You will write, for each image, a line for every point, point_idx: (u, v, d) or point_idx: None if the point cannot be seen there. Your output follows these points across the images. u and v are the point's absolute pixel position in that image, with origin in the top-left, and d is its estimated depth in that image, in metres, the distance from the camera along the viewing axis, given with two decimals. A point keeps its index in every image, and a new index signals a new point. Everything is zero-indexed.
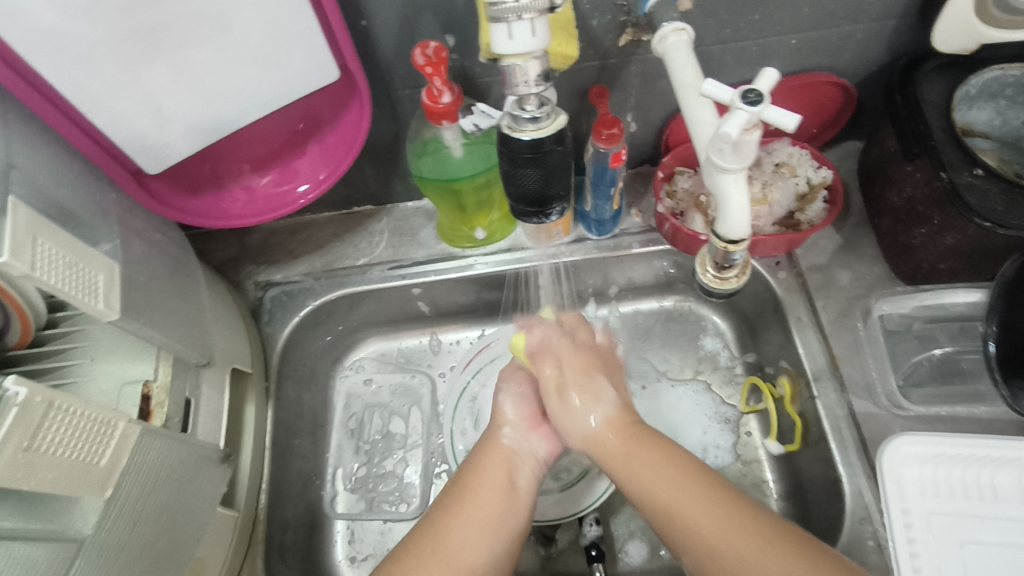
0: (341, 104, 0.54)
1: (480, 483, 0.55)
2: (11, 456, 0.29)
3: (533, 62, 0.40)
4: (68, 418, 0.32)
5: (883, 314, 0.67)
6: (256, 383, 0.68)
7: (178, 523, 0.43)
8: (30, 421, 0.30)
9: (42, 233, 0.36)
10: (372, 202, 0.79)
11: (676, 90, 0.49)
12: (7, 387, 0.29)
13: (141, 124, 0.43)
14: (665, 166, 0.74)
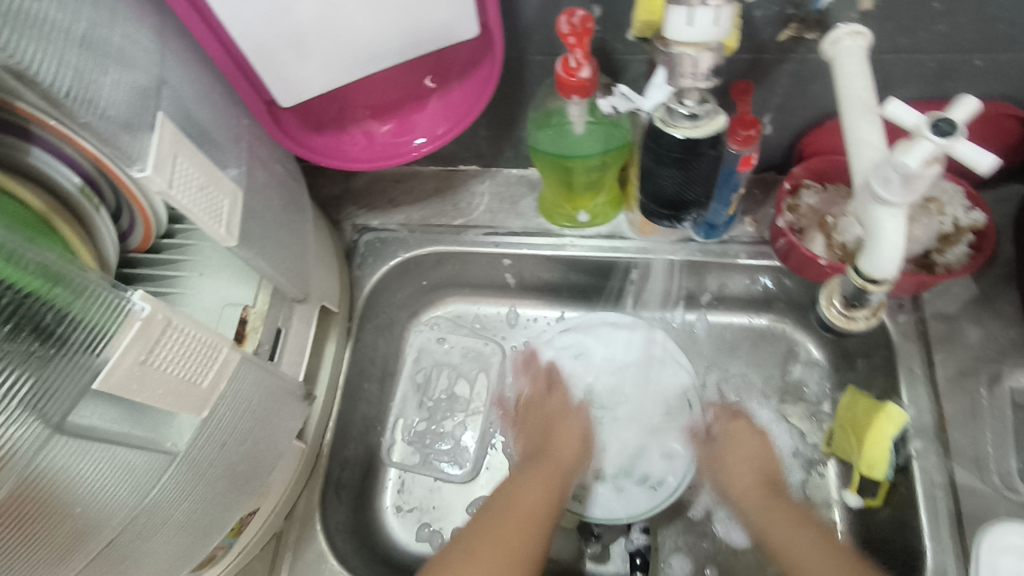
0: (472, 62, 0.53)
1: (522, 510, 0.61)
2: (130, 367, 0.31)
3: (707, 52, 0.37)
4: (181, 335, 0.33)
5: (1016, 387, 0.61)
6: (340, 322, 0.70)
7: (249, 455, 0.45)
8: (149, 333, 0.31)
9: (179, 153, 0.37)
10: (478, 163, 0.78)
11: (839, 102, 0.44)
12: (135, 302, 0.31)
13: (281, 56, 0.43)
14: (794, 176, 0.68)
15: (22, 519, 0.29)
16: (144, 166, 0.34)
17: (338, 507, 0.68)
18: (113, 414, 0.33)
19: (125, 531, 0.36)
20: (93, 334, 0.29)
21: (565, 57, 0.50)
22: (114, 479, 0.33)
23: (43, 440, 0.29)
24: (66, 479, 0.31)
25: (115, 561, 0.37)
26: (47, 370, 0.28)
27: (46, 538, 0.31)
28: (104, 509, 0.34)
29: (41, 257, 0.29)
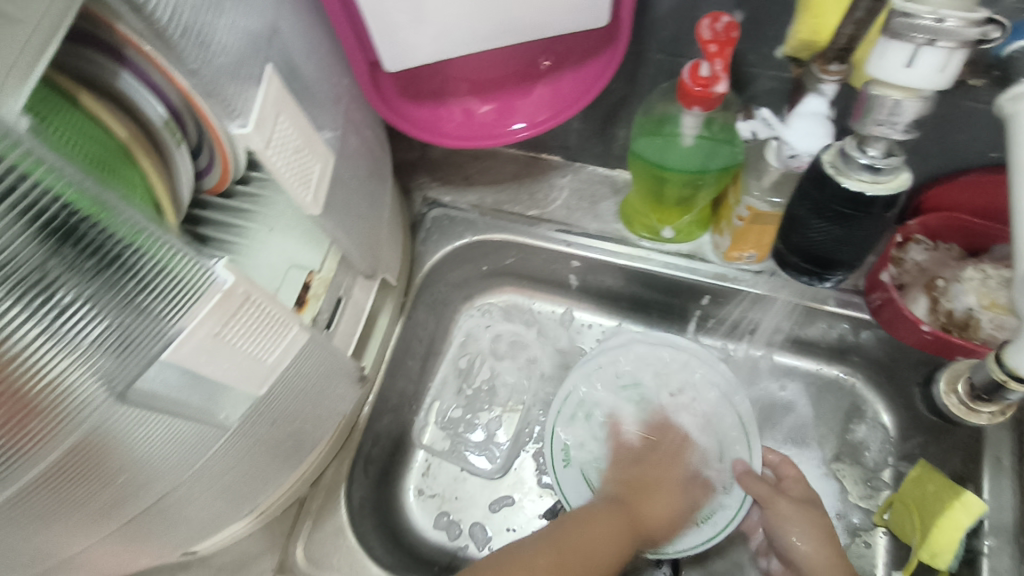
0: (592, 51, 0.48)
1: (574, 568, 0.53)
2: (203, 338, 0.30)
3: (917, 99, 0.33)
4: (258, 310, 0.33)
5: None
6: (396, 296, 0.67)
7: (289, 433, 0.43)
8: (227, 308, 0.30)
9: (281, 111, 0.34)
10: (563, 154, 0.74)
11: (1008, 167, 0.38)
12: (218, 272, 0.30)
13: (398, 18, 0.40)
14: (907, 230, 0.61)
15: (75, 470, 0.30)
16: (246, 122, 0.31)
17: (363, 482, 0.66)
18: (190, 395, 0.32)
19: (166, 489, 0.37)
20: (172, 304, 0.29)
21: (697, 64, 0.46)
22: (167, 443, 0.33)
23: (111, 401, 0.29)
24: (125, 440, 0.31)
25: (149, 512, 0.38)
26: (123, 327, 0.28)
27: (95, 487, 0.32)
28: (153, 470, 0.34)
29: (137, 215, 0.28)
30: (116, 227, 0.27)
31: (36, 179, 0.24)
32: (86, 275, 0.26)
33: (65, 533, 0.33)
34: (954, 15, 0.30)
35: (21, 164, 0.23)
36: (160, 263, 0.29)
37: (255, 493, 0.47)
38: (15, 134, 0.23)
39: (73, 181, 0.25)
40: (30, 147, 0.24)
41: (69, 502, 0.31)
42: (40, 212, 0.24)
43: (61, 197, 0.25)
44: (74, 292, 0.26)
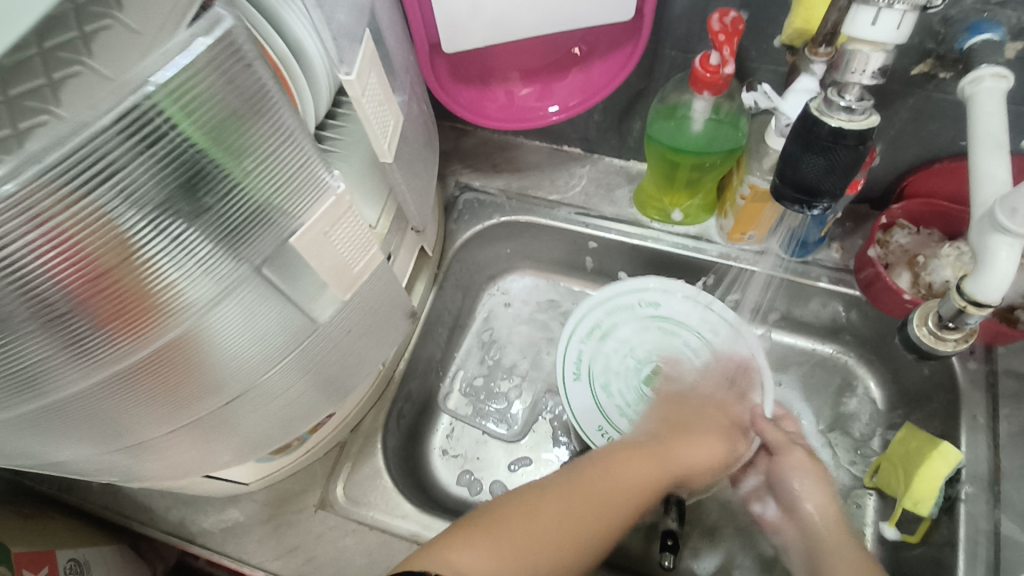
0: (617, 42, 0.56)
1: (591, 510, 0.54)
2: (314, 235, 0.38)
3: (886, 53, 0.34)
4: (354, 223, 0.41)
5: None
6: (430, 266, 0.74)
7: (345, 353, 0.50)
8: (335, 211, 0.39)
9: (372, 69, 0.41)
10: (583, 146, 0.82)
11: (969, 138, 0.46)
12: (334, 181, 0.38)
13: (460, 5, 0.48)
14: (891, 213, 0.69)
15: (163, 360, 0.37)
16: (351, 71, 0.38)
17: (395, 433, 0.72)
18: (272, 291, 0.39)
19: (236, 394, 0.44)
20: (294, 204, 0.37)
21: (707, 54, 0.54)
22: (249, 342, 0.41)
23: (199, 308, 0.36)
24: (206, 343, 0.38)
25: (221, 413, 0.45)
26: (217, 249, 0.35)
27: (178, 379, 0.39)
28: (226, 373, 0.41)
29: (250, 147, 0.34)
30: (232, 168, 0.33)
31: (176, 126, 0.30)
32: (195, 209, 0.33)
33: (153, 413, 0.41)
34: None
35: (169, 115, 0.29)
36: (256, 200, 0.35)
37: (309, 416, 0.53)
38: (225, 47, 0.30)
39: (203, 128, 0.31)
40: (207, 77, 0.30)
41: (157, 386, 0.39)
42: (177, 152, 0.30)
43: (194, 141, 0.31)
44: (184, 220, 0.32)
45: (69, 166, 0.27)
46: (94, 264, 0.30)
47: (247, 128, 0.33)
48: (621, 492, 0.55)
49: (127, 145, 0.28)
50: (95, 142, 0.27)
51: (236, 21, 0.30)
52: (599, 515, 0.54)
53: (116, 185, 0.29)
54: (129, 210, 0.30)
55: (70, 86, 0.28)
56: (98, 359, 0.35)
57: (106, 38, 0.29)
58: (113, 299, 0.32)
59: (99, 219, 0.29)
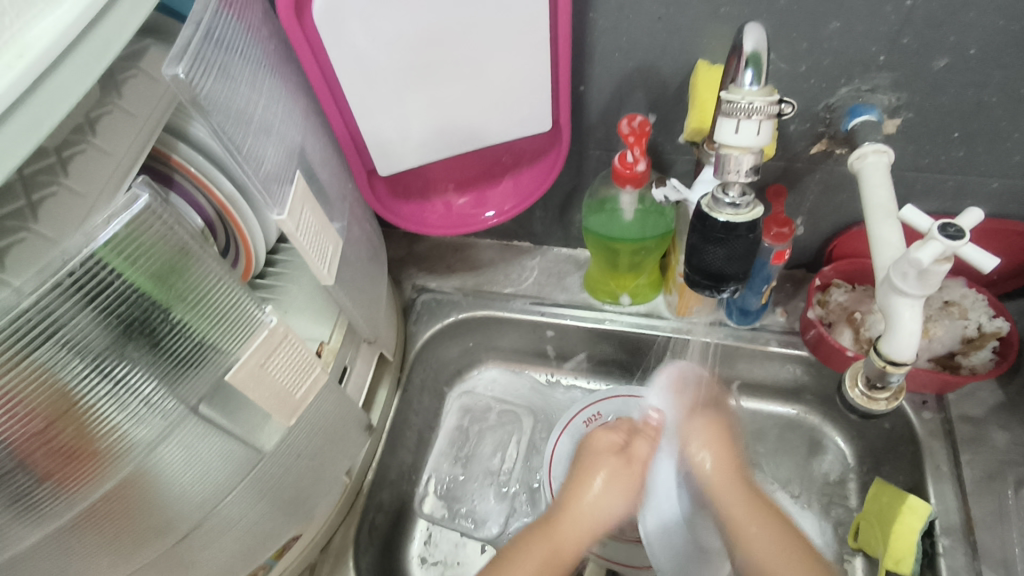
0: (541, 150, 0.60)
1: None
2: (253, 367, 0.39)
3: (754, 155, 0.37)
4: (294, 349, 0.43)
5: None
6: (392, 371, 0.75)
7: (300, 474, 0.50)
8: (270, 342, 0.40)
9: (305, 205, 0.45)
10: (531, 240, 0.86)
11: (864, 209, 0.50)
12: (266, 313, 0.40)
13: (389, 135, 0.53)
14: (824, 275, 0.73)
15: (110, 504, 0.37)
16: (283, 211, 0.42)
17: (368, 547, 0.70)
18: (220, 421, 0.40)
19: (189, 530, 0.43)
20: (234, 337, 0.39)
21: (623, 153, 0.58)
22: (201, 474, 0.41)
23: (145, 446, 0.37)
24: (154, 481, 0.38)
25: (175, 553, 0.44)
26: (161, 386, 0.36)
27: (127, 521, 0.39)
28: (178, 509, 0.41)
29: (189, 292, 0.36)
30: (173, 308, 0.35)
31: (121, 275, 0.32)
32: (135, 349, 0.35)
33: (102, 561, 0.40)
34: (759, 97, 0.35)
35: (113, 266, 0.32)
36: (197, 336, 0.37)
37: (268, 543, 0.52)
38: (157, 208, 0.33)
39: (147, 274, 0.33)
40: (150, 225, 0.33)
41: (105, 531, 0.38)
42: (118, 300, 0.33)
43: (138, 287, 0.33)
44: (125, 361, 0.34)
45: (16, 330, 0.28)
46: (42, 420, 0.31)
47: (185, 271, 0.36)
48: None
49: (73, 302, 0.30)
50: (44, 302, 0.29)
51: (153, 197, 0.32)
52: None
53: (60, 338, 0.31)
54: (72, 359, 0.32)
55: None
56: (44, 512, 0.34)
57: (51, 203, 0.35)
58: (57, 450, 0.33)
59: (45, 374, 0.30)
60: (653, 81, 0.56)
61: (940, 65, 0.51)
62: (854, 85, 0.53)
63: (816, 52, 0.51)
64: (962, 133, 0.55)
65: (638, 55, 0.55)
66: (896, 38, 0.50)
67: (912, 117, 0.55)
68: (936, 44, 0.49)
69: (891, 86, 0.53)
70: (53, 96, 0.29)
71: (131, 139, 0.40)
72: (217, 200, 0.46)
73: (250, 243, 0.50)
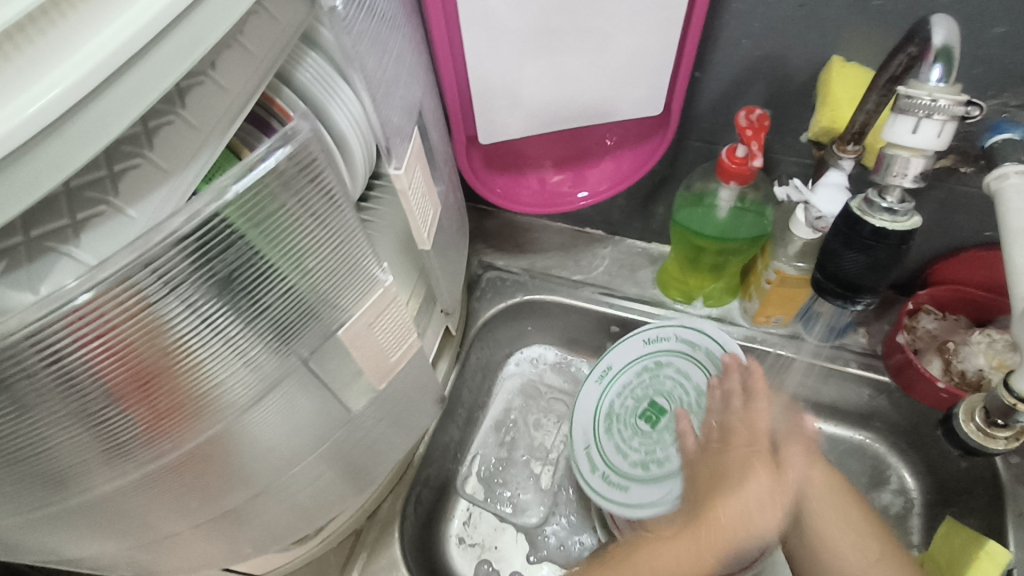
0: (648, 134, 0.57)
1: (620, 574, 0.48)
2: (358, 329, 0.38)
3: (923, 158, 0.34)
4: (396, 315, 0.41)
5: None
6: (453, 345, 0.73)
7: (373, 440, 0.49)
8: (379, 303, 0.39)
9: (418, 163, 0.43)
10: (605, 229, 0.83)
11: (1001, 234, 0.46)
12: (379, 274, 0.38)
13: (498, 103, 0.50)
14: (917, 299, 0.69)
15: (198, 458, 0.36)
16: (401, 166, 0.40)
17: (412, 520, 0.69)
18: (313, 384, 0.38)
19: (267, 486, 0.42)
20: (348, 296, 0.37)
21: (734, 147, 0.55)
22: (285, 437, 0.40)
23: (241, 403, 0.35)
24: (243, 439, 0.37)
25: (248, 508, 0.43)
26: (264, 348, 0.34)
27: (213, 475, 0.38)
28: (258, 469, 0.40)
29: (308, 254, 0.33)
30: (289, 270, 0.33)
31: (244, 232, 0.29)
32: (251, 308, 0.32)
33: (183, 508, 0.39)
34: (947, 95, 0.31)
35: (237, 224, 0.29)
36: (305, 297, 0.35)
37: (329, 508, 0.51)
38: (292, 164, 0.29)
39: (269, 234, 0.31)
40: (279, 183, 0.29)
41: (189, 482, 0.37)
42: (238, 257, 0.30)
43: (259, 246, 0.31)
44: (238, 319, 0.32)
45: (136, 277, 0.27)
46: (144, 368, 0.30)
47: (307, 232, 0.33)
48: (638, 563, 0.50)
49: (193, 256, 0.28)
50: (166, 252, 0.27)
51: (311, 134, 0.30)
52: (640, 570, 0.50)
53: (178, 290, 0.29)
54: (189, 313, 0.30)
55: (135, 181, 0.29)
56: (133, 458, 0.34)
57: (166, 133, 0.32)
58: (157, 399, 0.31)
59: (155, 326, 0.29)
60: (778, 73, 0.53)
61: None
62: (1002, 99, 0.49)
63: (971, 59, 0.47)
64: None
65: (768, 44, 0.51)
66: None
67: None
68: None
69: None
70: (208, 18, 0.28)
71: (247, 76, 0.35)
72: None
73: None
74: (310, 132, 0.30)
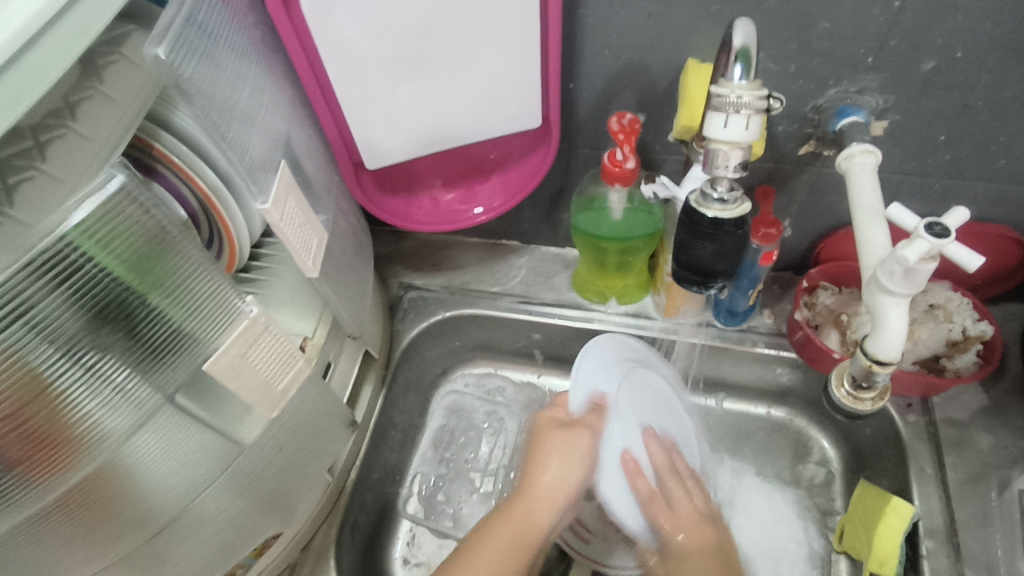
0: (532, 146, 0.60)
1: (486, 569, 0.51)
2: (232, 358, 0.38)
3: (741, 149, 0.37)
4: (274, 342, 0.41)
5: None
6: (377, 368, 0.74)
7: (281, 470, 0.49)
8: (250, 333, 0.39)
9: (289, 195, 0.44)
10: (519, 239, 0.85)
11: (852, 210, 0.50)
12: (245, 304, 0.39)
13: (376, 130, 0.52)
14: (811, 277, 0.73)
15: (83, 496, 0.36)
16: (267, 201, 0.42)
17: (351, 547, 0.69)
18: (197, 408, 0.39)
19: (165, 524, 0.42)
20: (213, 325, 0.38)
21: (613, 151, 0.58)
22: (179, 465, 0.40)
23: (119, 436, 0.36)
24: (132, 471, 0.37)
25: (153, 546, 0.43)
26: (137, 374, 0.35)
27: (105, 511, 0.38)
28: (156, 501, 0.40)
29: (165, 280, 0.35)
30: (149, 295, 0.34)
31: (93, 258, 0.31)
32: (113, 334, 0.34)
33: (77, 553, 0.39)
34: (748, 92, 0.35)
35: (85, 250, 0.31)
36: (172, 323, 0.36)
37: (247, 543, 0.51)
38: (133, 190, 0.32)
39: (123, 260, 0.33)
40: (126, 208, 0.32)
41: (79, 522, 0.37)
42: (90, 283, 0.32)
43: (113, 273, 0.33)
44: (100, 348, 0.33)
45: None
46: (4, 412, 0.30)
47: (160, 257, 0.35)
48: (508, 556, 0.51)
49: (42, 284, 0.30)
50: (10, 284, 0.28)
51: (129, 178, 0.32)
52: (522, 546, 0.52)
53: (31, 322, 0.30)
54: (44, 345, 0.31)
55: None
56: (12, 507, 0.33)
57: (28, 188, 0.30)
58: (28, 439, 0.31)
59: (12, 363, 0.29)
60: (643, 78, 0.56)
61: (927, 67, 0.51)
62: (842, 86, 0.53)
63: (805, 53, 0.51)
64: (949, 136, 0.56)
65: (627, 52, 0.54)
66: (883, 40, 0.50)
67: (899, 119, 0.55)
68: (922, 46, 0.49)
69: (879, 87, 0.53)
70: (27, 78, 0.29)
71: (114, 124, 0.35)
72: (203, 192, 0.43)
73: (233, 235, 0.46)
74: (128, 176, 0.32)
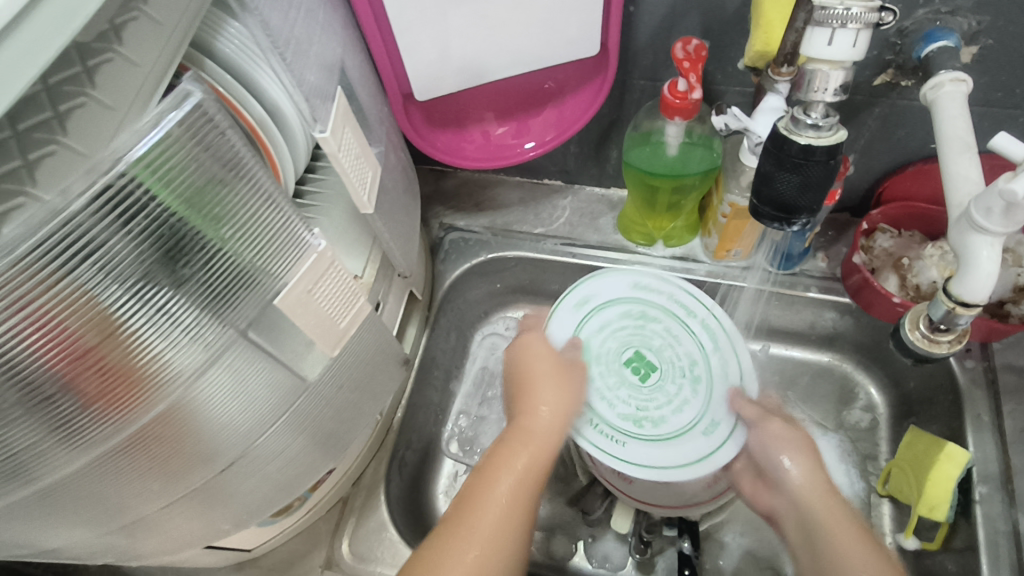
0: (587, 76, 0.57)
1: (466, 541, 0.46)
2: (301, 292, 0.38)
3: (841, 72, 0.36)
4: (339, 276, 0.41)
5: None
6: (421, 309, 0.73)
7: (339, 408, 0.49)
8: (318, 266, 0.39)
9: (346, 125, 0.42)
10: (562, 179, 0.82)
11: (937, 143, 0.47)
12: (313, 238, 0.38)
13: (429, 57, 0.49)
14: (871, 218, 0.69)
15: (155, 435, 0.36)
16: (325, 128, 0.40)
17: (399, 483, 0.70)
18: (266, 349, 0.39)
19: (233, 459, 0.42)
20: (279, 261, 0.37)
21: (674, 81, 0.55)
22: (244, 404, 0.40)
23: (187, 378, 0.35)
24: (201, 410, 0.37)
25: (220, 482, 0.43)
26: (205, 314, 0.34)
27: (176, 448, 0.38)
28: (224, 438, 0.40)
29: (230, 217, 0.34)
30: (216, 233, 0.33)
31: (155, 196, 0.29)
32: (182, 274, 0.32)
33: (152, 487, 0.39)
34: (859, 2, 0.33)
35: (147, 187, 0.29)
36: (239, 263, 0.35)
37: (305, 476, 0.51)
38: (209, 108, 0.30)
39: (182, 196, 0.31)
40: (184, 144, 0.30)
41: (151, 459, 0.37)
42: (156, 222, 0.30)
43: (174, 211, 0.31)
44: (170, 287, 0.32)
45: (49, 250, 0.26)
46: (77, 344, 0.29)
47: (224, 192, 0.33)
48: (492, 513, 0.48)
49: (110, 221, 0.28)
50: (77, 222, 0.27)
51: (205, 93, 0.30)
52: (513, 503, 0.49)
53: (98, 260, 0.28)
54: (112, 285, 0.30)
55: (47, 166, 0.28)
56: (88, 438, 0.33)
57: (80, 116, 0.30)
58: (102, 374, 0.31)
59: (81, 298, 0.29)
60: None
61: None
62: (933, 7, 0.49)
63: None
64: None
65: None
66: None
67: (991, 44, 0.51)
68: None
69: (973, 7, 0.48)
70: None
71: (160, 51, 0.34)
72: (248, 124, 0.40)
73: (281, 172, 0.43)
74: (203, 92, 0.30)
